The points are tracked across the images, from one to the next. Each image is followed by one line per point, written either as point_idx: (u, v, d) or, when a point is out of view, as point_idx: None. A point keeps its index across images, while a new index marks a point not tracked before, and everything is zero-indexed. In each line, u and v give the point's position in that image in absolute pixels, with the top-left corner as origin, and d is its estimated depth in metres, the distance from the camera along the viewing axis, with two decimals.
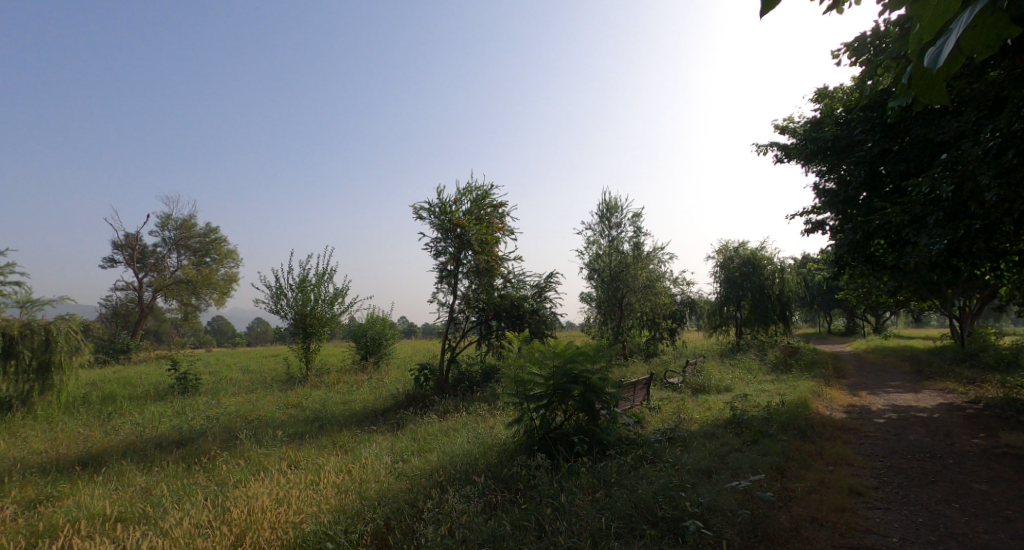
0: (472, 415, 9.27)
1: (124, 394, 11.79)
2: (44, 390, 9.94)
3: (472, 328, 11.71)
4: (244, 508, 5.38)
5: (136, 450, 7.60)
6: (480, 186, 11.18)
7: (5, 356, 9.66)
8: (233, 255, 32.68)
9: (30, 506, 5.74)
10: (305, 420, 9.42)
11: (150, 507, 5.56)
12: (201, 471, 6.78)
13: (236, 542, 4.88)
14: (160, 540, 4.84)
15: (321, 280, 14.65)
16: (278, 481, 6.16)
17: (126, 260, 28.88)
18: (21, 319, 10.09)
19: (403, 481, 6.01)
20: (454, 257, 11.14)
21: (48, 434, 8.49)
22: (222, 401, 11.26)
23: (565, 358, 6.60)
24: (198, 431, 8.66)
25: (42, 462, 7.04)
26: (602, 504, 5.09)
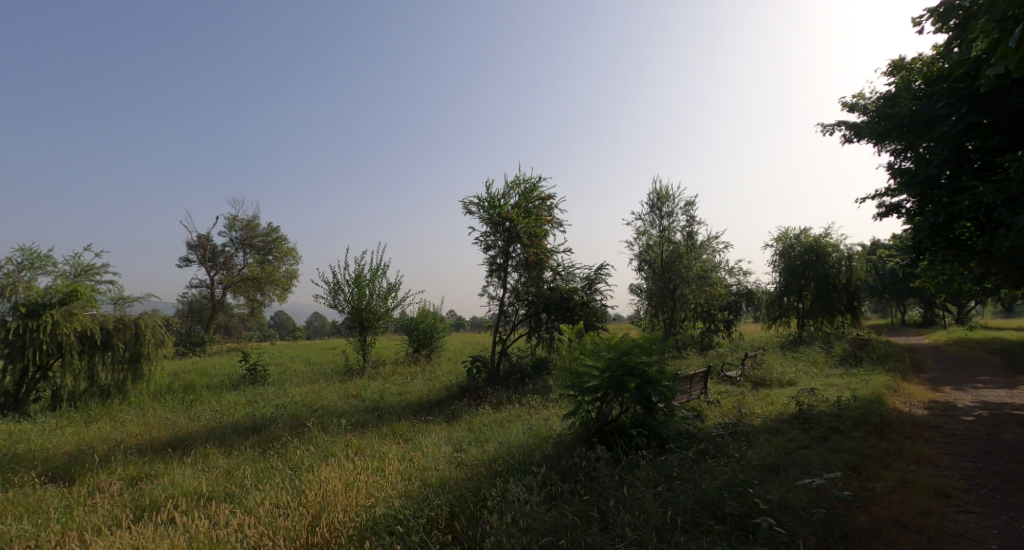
0: (526, 407, 9.32)
1: (203, 384, 12.60)
2: (135, 379, 10.80)
3: (522, 321, 11.76)
4: (319, 490, 5.67)
5: (216, 435, 8.13)
6: (528, 179, 11.19)
7: (102, 347, 10.55)
8: (294, 253, 34.17)
9: (131, 483, 6.28)
10: (366, 410, 9.77)
11: (234, 487, 5.96)
12: (275, 455, 7.17)
13: (312, 522, 5.16)
14: (246, 518, 5.19)
15: (375, 276, 15.08)
16: (348, 467, 6.45)
17: (199, 259, 30.89)
18: (115, 314, 10.97)
19: (464, 470, 6.15)
20: (503, 251, 11.21)
21: (141, 418, 9.23)
22: (289, 391, 11.84)
23: (620, 350, 6.51)
24: (269, 418, 9.17)
25: (136, 444, 7.66)
26: (665, 497, 5.04)
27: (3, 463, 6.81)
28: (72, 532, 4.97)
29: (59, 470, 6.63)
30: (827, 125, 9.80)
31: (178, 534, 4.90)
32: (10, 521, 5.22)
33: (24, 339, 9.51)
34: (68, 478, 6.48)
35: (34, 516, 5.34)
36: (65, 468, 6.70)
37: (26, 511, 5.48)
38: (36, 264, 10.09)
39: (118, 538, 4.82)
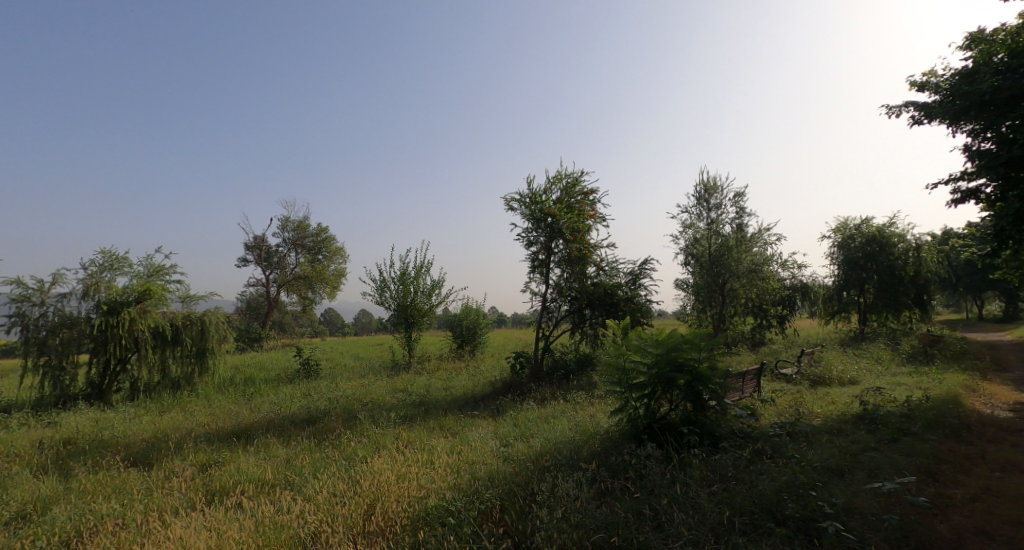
0: (572, 403, 9.27)
1: (261, 377, 13.17)
2: (202, 372, 11.42)
3: (565, 317, 11.70)
4: (373, 480, 5.84)
5: (276, 426, 8.48)
6: (570, 173, 11.10)
7: (172, 342, 11.19)
8: (342, 252, 35.23)
9: (201, 469, 6.65)
10: (413, 404, 9.95)
11: (294, 475, 6.21)
12: (330, 446, 7.42)
13: (368, 511, 5.31)
14: (306, 505, 5.40)
15: (419, 273, 15.32)
16: (400, 458, 6.60)
17: (255, 259, 32.38)
18: (183, 311, 11.61)
19: (513, 464, 6.19)
20: (545, 246, 11.18)
21: (208, 409, 9.75)
22: (341, 385, 12.21)
23: (669, 346, 6.37)
24: (323, 411, 9.48)
25: (205, 432, 8.11)
26: (721, 498, 4.91)
27: (91, 448, 7.35)
28: (153, 513, 5.32)
29: (138, 455, 7.11)
30: (893, 105, 9.26)
31: (247, 518, 5.16)
32: (99, 501, 5.63)
33: (107, 334, 10.28)
34: (147, 462, 6.94)
35: (120, 497, 5.75)
36: (144, 454, 7.17)
37: (112, 492, 5.90)
38: (115, 265, 10.79)
39: (194, 520, 5.12)
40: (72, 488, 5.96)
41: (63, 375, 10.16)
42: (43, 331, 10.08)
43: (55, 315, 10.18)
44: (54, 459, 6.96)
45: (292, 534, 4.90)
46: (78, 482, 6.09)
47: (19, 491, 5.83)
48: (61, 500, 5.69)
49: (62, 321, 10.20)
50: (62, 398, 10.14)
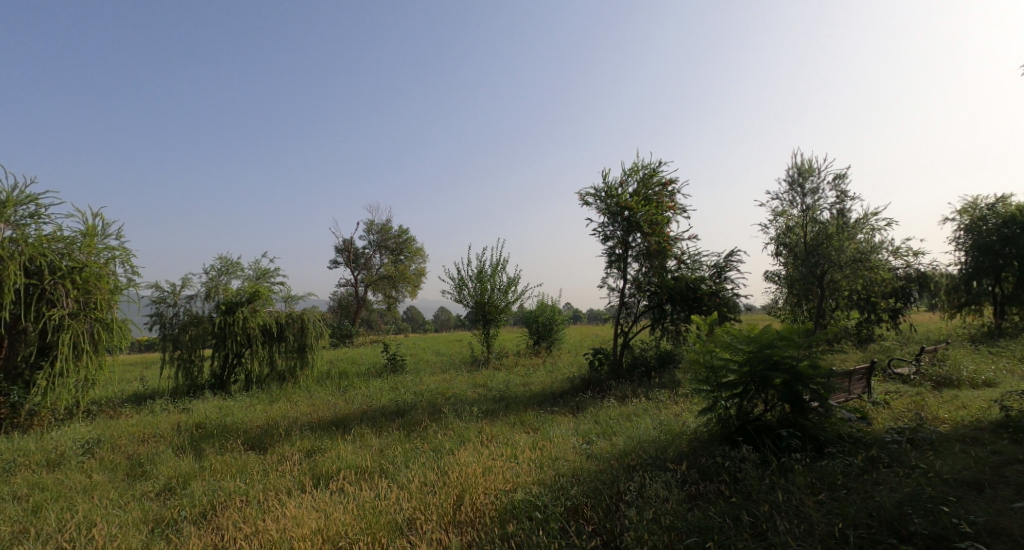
0: (655, 401, 8.93)
1: (353, 371, 13.88)
2: (303, 366, 12.20)
3: (644, 312, 11.28)
4: (460, 472, 5.91)
5: (369, 417, 8.87)
6: (648, 164, 10.71)
7: (278, 339, 12.05)
8: (422, 253, 36.43)
9: (308, 454, 7.09)
10: (494, 398, 10.04)
11: (388, 464, 6.45)
12: (419, 437, 7.63)
13: (457, 501, 5.39)
14: (401, 492, 5.57)
15: (495, 271, 15.41)
16: (487, 452, 6.65)
17: (344, 261, 34.28)
18: (286, 310, 12.50)
19: (596, 462, 6.02)
20: (622, 241, 10.85)
21: (309, 400, 10.39)
22: (425, 380, 12.56)
23: (762, 343, 5.88)
24: (410, 404, 9.79)
25: (308, 421, 8.63)
26: (830, 507, 4.51)
27: (217, 432, 8.06)
28: (270, 493, 5.75)
29: (255, 440, 7.70)
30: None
31: (352, 502, 5.42)
32: (227, 479, 6.14)
33: (225, 331, 11.38)
34: (262, 447, 7.50)
35: (243, 476, 6.26)
36: (258, 439, 7.74)
37: (236, 472, 6.42)
38: (230, 269, 11.77)
39: (305, 501, 5.44)
40: (205, 466, 6.55)
41: (192, 367, 11.27)
42: (177, 328, 11.23)
43: (184, 314, 11.33)
44: (189, 440, 7.70)
45: (390, 519, 5.06)
46: (209, 462, 6.68)
47: (164, 467, 6.49)
48: (196, 477, 6.26)
49: (189, 320, 11.33)
50: (192, 388, 11.24)
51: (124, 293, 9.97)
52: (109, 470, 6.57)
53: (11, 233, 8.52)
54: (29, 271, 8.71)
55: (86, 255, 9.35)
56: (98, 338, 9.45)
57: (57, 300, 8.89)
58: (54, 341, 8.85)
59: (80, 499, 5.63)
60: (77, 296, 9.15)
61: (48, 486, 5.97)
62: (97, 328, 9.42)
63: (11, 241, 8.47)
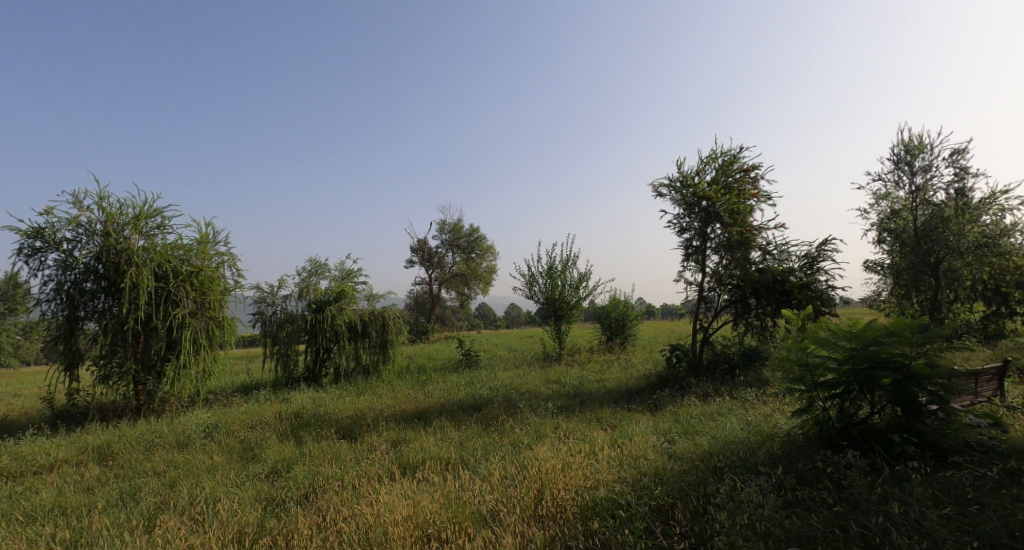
0: (740, 401, 8.40)
1: (431, 366, 14.22)
2: (384, 361, 12.65)
3: (725, 307, 10.62)
4: (539, 467, 5.81)
5: (448, 411, 9.01)
6: (727, 150, 10.11)
7: (361, 335, 12.57)
8: (493, 250, 36.79)
9: (393, 444, 7.30)
10: (568, 395, 9.89)
11: (468, 456, 6.51)
12: (496, 431, 7.64)
13: (538, 496, 5.31)
14: (483, 484, 5.58)
15: (566, 266, 15.14)
16: (565, 447, 6.52)
17: (420, 260, 35.41)
18: (368, 308, 13.02)
19: (679, 462, 5.72)
20: (700, 232, 10.32)
21: (392, 393, 10.73)
22: (500, 376, 12.61)
23: (866, 340, 5.31)
24: (486, 398, 9.85)
25: (392, 413, 8.90)
26: (959, 524, 3.99)
27: (314, 421, 8.51)
28: (362, 479, 5.97)
29: (346, 429, 8.06)
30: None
31: (439, 491, 5.50)
32: (324, 465, 6.45)
33: (316, 327, 12.04)
34: (352, 436, 7.83)
35: (339, 462, 6.55)
36: (348, 429, 8.08)
37: (332, 457, 6.74)
38: (318, 270, 12.40)
39: (394, 489, 5.59)
40: (305, 452, 6.93)
41: (289, 360, 12.01)
42: (275, 325, 12.01)
43: (281, 312, 12.07)
44: (290, 428, 8.19)
45: (474, 510, 5.08)
46: (309, 448, 7.05)
47: (271, 451, 6.94)
48: (299, 461, 6.63)
49: (285, 318, 12.07)
50: (290, 380, 11.98)
51: (232, 294, 10.80)
52: (226, 452, 7.11)
53: (142, 242, 9.50)
54: (158, 275, 9.66)
55: (201, 260, 10.24)
56: (212, 334, 10.29)
57: (180, 301, 9.79)
58: (178, 336, 9.73)
59: (205, 476, 6.11)
60: (196, 296, 10.02)
61: (180, 464, 6.54)
62: (211, 325, 10.26)
63: (142, 250, 9.45)
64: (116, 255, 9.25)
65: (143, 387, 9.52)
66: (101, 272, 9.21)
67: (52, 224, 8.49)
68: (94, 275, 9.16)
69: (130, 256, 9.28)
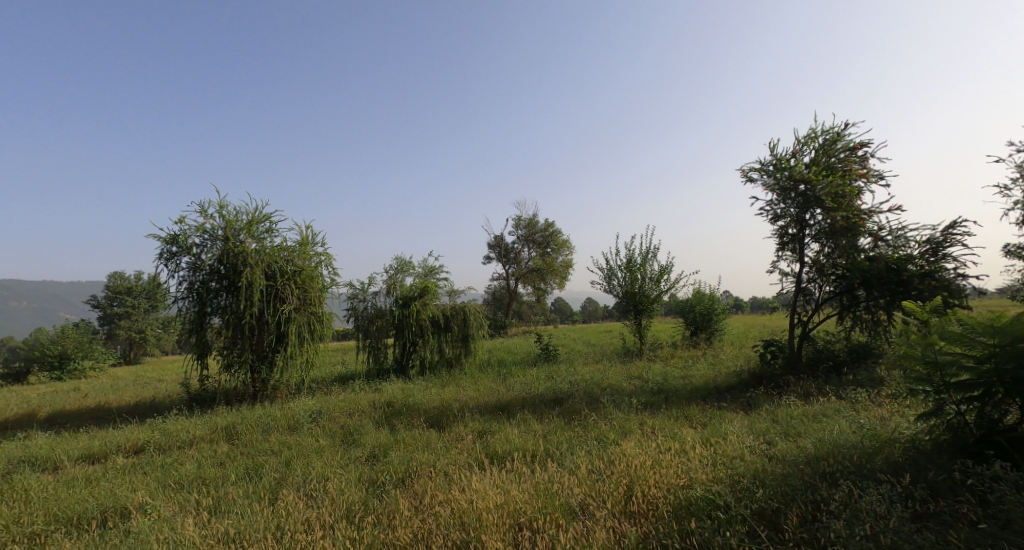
0: (847, 402, 7.86)
1: (510, 360, 14.48)
2: (467, 354, 13.12)
3: (827, 299, 9.94)
4: (627, 463, 5.80)
5: (530, 404, 9.17)
6: (829, 128, 9.46)
7: (445, 329, 13.07)
8: (569, 244, 36.66)
9: (479, 435, 7.58)
10: (652, 391, 9.71)
11: (554, 450, 6.62)
12: (579, 425, 7.69)
13: (628, 492, 5.31)
14: (571, 477, 5.67)
15: (646, 259, 14.78)
16: (651, 444, 6.45)
17: (497, 255, 36.02)
18: (450, 303, 13.51)
19: (781, 464, 5.47)
20: (797, 219, 9.71)
21: (475, 386, 11.08)
22: (579, 370, 12.61)
23: (1013, 336, 4.69)
24: (567, 392, 9.91)
25: (476, 405, 9.21)
26: None
27: (405, 410, 9.00)
28: (452, 466, 6.29)
29: (434, 419, 8.46)
30: None
31: (527, 481, 5.66)
32: (418, 452, 6.83)
33: (403, 322, 12.67)
34: (440, 426, 8.21)
35: (431, 449, 6.92)
36: (436, 419, 8.48)
37: (424, 445, 7.12)
38: (404, 268, 13.04)
39: (485, 478, 5.81)
40: (399, 439, 7.37)
41: (379, 353, 12.74)
42: (365, 320, 12.80)
43: (371, 308, 12.84)
44: (384, 416, 8.73)
45: (564, 502, 5.19)
46: (402, 436, 7.48)
47: (369, 437, 7.45)
48: (394, 448, 7.07)
49: (375, 313, 12.82)
50: (380, 371, 12.70)
51: (329, 290, 11.64)
52: (329, 436, 7.72)
53: (255, 245, 10.48)
54: (267, 275, 10.63)
55: (303, 260, 11.11)
56: (314, 327, 11.16)
57: (286, 298, 10.70)
58: (286, 329, 10.67)
59: (315, 458, 6.69)
60: (299, 293, 10.91)
61: (292, 445, 7.20)
62: (312, 319, 11.13)
63: (255, 251, 10.44)
64: (233, 256, 10.28)
65: (258, 376, 10.52)
66: (222, 272, 10.27)
67: (184, 232, 9.58)
68: (216, 275, 10.25)
69: (245, 258, 10.28)
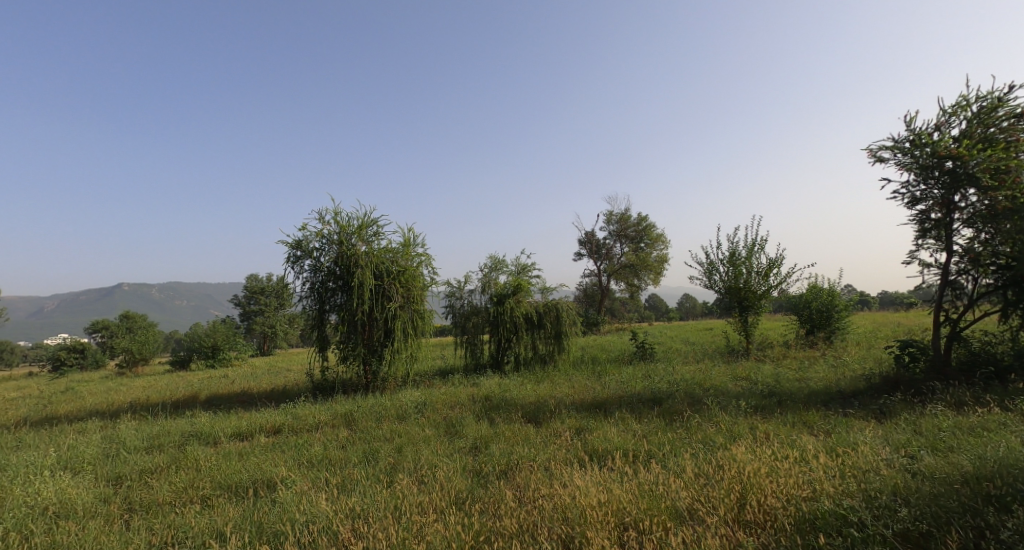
0: (1008, 414, 6.93)
1: (605, 358, 14.36)
2: (560, 351, 13.25)
3: (986, 294, 8.79)
4: (739, 469, 5.56)
5: (628, 403, 9.05)
6: (986, 94, 8.37)
7: (538, 326, 13.26)
8: (664, 239, 35.46)
9: (577, 432, 7.63)
10: (762, 393, 9.20)
11: (656, 451, 6.50)
12: (681, 427, 7.47)
13: (740, 499, 5.11)
14: (677, 479, 5.55)
15: (752, 252, 13.93)
16: (765, 450, 6.12)
17: (589, 252, 35.78)
18: (542, 300, 13.71)
19: (929, 482, 4.96)
20: (943, 202, 8.72)
21: (570, 383, 11.14)
22: (678, 369, 12.22)
23: None
24: (666, 392, 9.66)
25: (573, 402, 9.26)
26: None
27: (502, 405, 9.27)
28: (553, 461, 6.41)
29: (532, 415, 8.63)
30: None
31: (630, 481, 5.63)
32: (519, 446, 7.02)
33: (497, 319, 13.02)
34: (537, 421, 8.36)
35: (532, 443, 7.10)
36: (534, 414, 8.64)
37: (523, 439, 7.30)
38: (498, 266, 13.39)
39: (587, 475, 5.86)
40: (500, 432, 7.62)
41: (475, 348, 13.19)
42: (462, 316, 13.32)
43: (467, 305, 13.34)
44: (483, 410, 9.04)
45: (670, 505, 5.10)
46: (502, 430, 7.71)
47: (471, 430, 7.76)
48: (494, 441, 7.31)
49: (470, 310, 13.30)
50: (477, 366, 13.15)
51: (429, 289, 12.25)
52: (433, 427, 8.16)
53: (365, 248, 11.29)
54: (376, 274, 11.41)
55: (405, 260, 11.79)
56: (416, 324, 11.81)
57: (391, 296, 11.42)
58: (392, 325, 11.39)
59: (423, 446, 7.10)
60: (403, 292, 11.60)
61: (402, 433, 7.70)
62: (415, 316, 11.79)
63: (365, 253, 11.25)
64: (346, 258, 11.15)
65: (370, 368, 11.31)
66: (338, 273, 11.19)
67: (307, 236, 10.56)
68: (333, 276, 11.18)
69: (357, 260, 11.11)
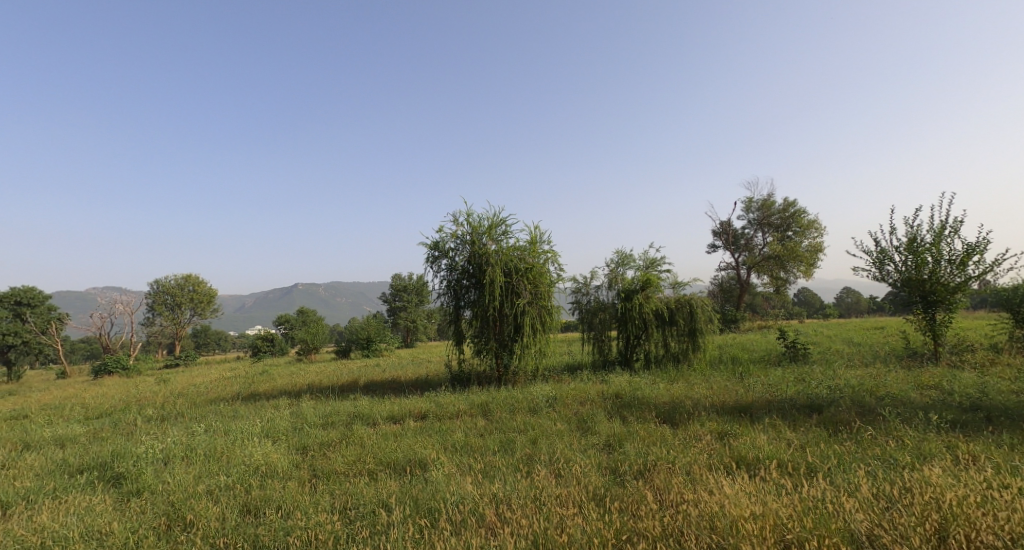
0: None
1: (748, 359, 13.25)
2: (695, 349, 12.52)
3: None
4: (935, 494, 4.76)
5: (779, 409, 8.24)
6: None
7: (669, 322, 12.68)
8: (816, 226, 31.92)
9: (719, 436, 7.12)
10: (957, 406, 7.80)
11: (818, 464, 5.83)
12: (847, 438, 6.63)
13: (938, 530, 4.37)
14: (851, 497, 4.91)
15: (941, 236, 11.87)
16: (971, 475, 5.14)
17: (726, 244, 33.51)
18: (673, 296, 13.04)
19: None
20: None
21: (708, 383, 10.47)
22: (839, 373, 10.89)
23: None
24: (827, 398, 8.63)
25: (712, 404, 8.67)
26: None
27: (635, 404, 8.98)
28: (695, 465, 6.04)
29: (667, 415, 8.23)
30: None
31: (790, 494, 5.11)
32: (655, 446, 6.73)
33: (625, 315, 12.67)
34: (674, 422, 7.95)
35: (670, 445, 6.75)
36: (670, 414, 8.23)
37: (659, 440, 6.99)
38: (625, 261, 13.00)
39: (738, 483, 5.43)
40: (633, 431, 7.37)
41: (604, 345, 12.99)
42: (589, 312, 13.18)
43: (594, 301, 13.16)
44: (615, 407, 8.82)
45: (844, 528, 4.51)
46: (635, 429, 7.44)
47: (604, 427, 7.60)
48: (629, 440, 7.08)
49: (597, 306, 13.12)
50: (605, 362, 12.93)
51: (556, 285, 12.28)
52: (566, 422, 8.13)
53: (494, 247, 11.64)
54: (506, 271, 11.69)
55: (532, 258, 11.92)
56: (544, 320, 11.91)
57: (520, 292, 11.62)
58: (521, 321, 11.59)
59: (558, 440, 7.10)
60: (531, 287, 11.74)
61: (535, 426, 7.79)
62: (543, 313, 11.89)
63: (494, 252, 11.59)
64: (477, 258, 11.59)
65: (502, 361, 11.62)
66: (470, 271, 11.67)
67: (443, 237, 11.16)
68: (465, 274, 11.70)
69: (486, 259, 11.50)
